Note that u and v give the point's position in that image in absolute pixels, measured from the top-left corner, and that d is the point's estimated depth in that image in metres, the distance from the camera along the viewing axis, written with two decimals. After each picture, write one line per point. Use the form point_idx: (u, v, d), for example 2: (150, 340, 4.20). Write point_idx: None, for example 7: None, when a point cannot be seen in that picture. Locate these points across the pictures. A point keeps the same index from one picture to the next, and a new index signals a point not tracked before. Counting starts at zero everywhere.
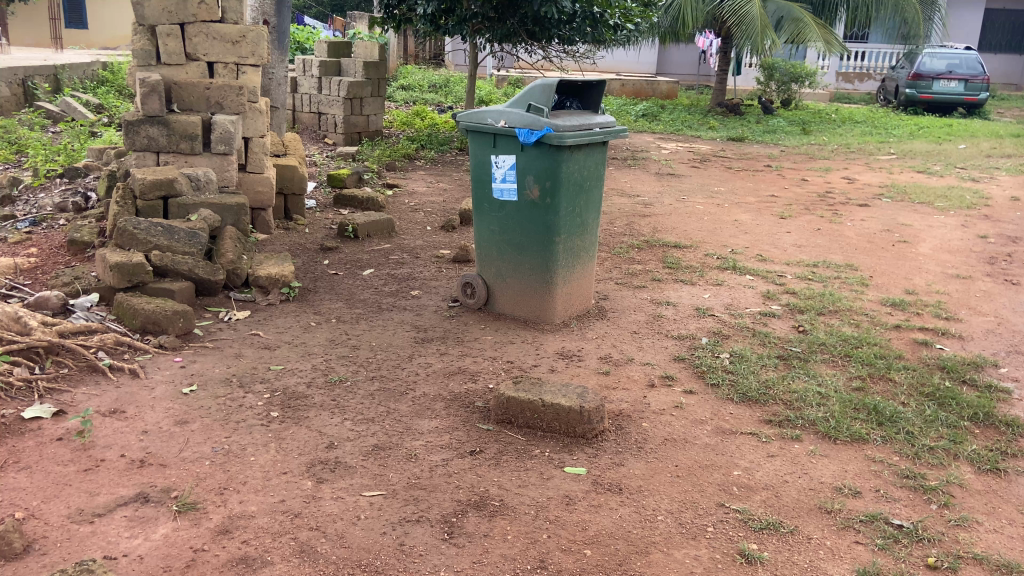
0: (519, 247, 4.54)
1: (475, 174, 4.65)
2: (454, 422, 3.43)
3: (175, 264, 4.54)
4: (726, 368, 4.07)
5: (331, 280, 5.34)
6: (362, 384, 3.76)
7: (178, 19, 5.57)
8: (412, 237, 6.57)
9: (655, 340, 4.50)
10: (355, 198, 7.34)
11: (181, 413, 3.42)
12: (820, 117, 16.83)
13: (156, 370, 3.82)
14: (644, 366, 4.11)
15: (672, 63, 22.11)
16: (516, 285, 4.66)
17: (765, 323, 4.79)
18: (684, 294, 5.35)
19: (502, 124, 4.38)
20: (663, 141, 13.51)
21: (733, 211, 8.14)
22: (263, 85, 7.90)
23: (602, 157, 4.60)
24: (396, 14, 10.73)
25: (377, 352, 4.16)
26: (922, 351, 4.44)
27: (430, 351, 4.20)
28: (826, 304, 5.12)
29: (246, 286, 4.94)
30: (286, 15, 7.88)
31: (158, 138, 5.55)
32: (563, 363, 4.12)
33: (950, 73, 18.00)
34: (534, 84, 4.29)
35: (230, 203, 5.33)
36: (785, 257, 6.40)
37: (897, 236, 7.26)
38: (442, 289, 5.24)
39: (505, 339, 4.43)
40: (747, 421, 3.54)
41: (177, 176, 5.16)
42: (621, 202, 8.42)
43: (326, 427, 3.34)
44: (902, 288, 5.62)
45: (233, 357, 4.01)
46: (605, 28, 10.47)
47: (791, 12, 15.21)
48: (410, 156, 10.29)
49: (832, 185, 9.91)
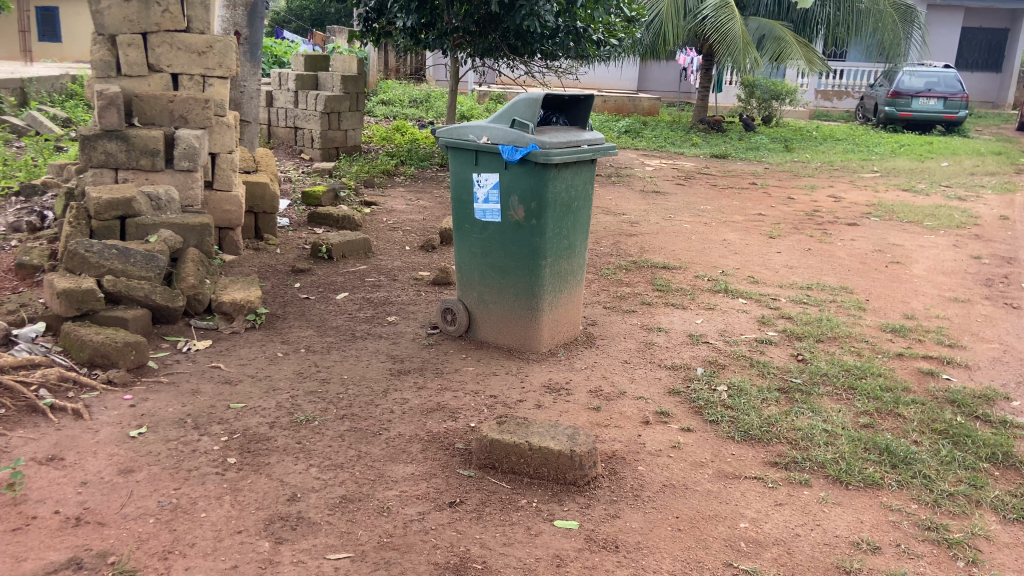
0: (503, 271, 4.25)
1: (455, 194, 4.36)
2: (431, 467, 3.12)
3: (130, 289, 4.18)
4: (726, 403, 3.79)
5: (302, 306, 5.00)
6: (331, 424, 3.42)
7: (140, 29, 5.26)
8: (389, 257, 6.26)
9: (647, 370, 4.22)
10: (331, 216, 7.01)
11: (127, 461, 3.07)
12: (802, 135, 16.80)
13: (102, 410, 3.45)
14: (637, 401, 3.82)
15: (654, 80, 22.05)
16: (500, 311, 4.36)
17: (762, 351, 4.53)
18: (676, 319, 5.08)
19: (484, 140, 4.11)
20: (647, 158, 13.32)
21: (721, 230, 7.93)
22: (234, 98, 7.59)
23: (590, 176, 4.33)
24: (375, 27, 10.46)
25: (349, 386, 3.83)
26: (928, 382, 4.21)
27: (406, 385, 3.87)
28: (824, 331, 4.88)
29: (208, 312, 4.59)
30: (258, 26, 7.58)
31: (117, 154, 5.16)
32: (550, 397, 3.82)
33: (929, 91, 18.17)
34: (518, 98, 4.02)
35: (193, 223, 4.96)
36: (777, 279, 6.17)
37: (889, 256, 7.08)
38: (421, 315, 4.92)
39: (488, 370, 4.12)
40: (750, 463, 3.26)
41: (135, 195, 4.80)
42: (607, 220, 8.18)
43: (288, 476, 3.00)
44: (901, 313, 5.40)
45: (189, 393, 3.65)
46: (589, 43, 10.25)
47: (773, 30, 15.13)
48: (389, 172, 10.00)
49: (820, 203, 9.74)
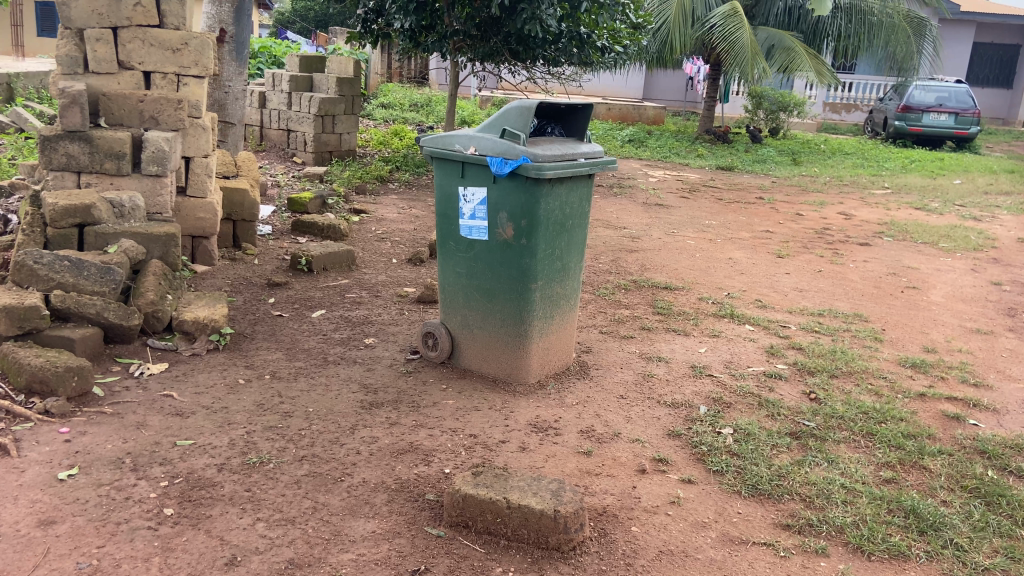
0: (489, 294, 3.88)
1: (440, 209, 4.00)
2: (395, 524, 2.73)
3: (81, 306, 3.82)
4: (732, 450, 3.41)
5: (273, 324, 4.63)
6: (288, 468, 3.04)
7: (110, 23, 4.92)
8: (374, 271, 5.90)
9: (645, 408, 3.84)
10: (315, 225, 6.64)
11: (49, 510, 2.68)
12: (810, 148, 16.46)
13: (32, 446, 3.06)
14: (632, 445, 3.44)
15: (660, 88, 21.67)
16: (485, 338, 3.99)
17: (771, 388, 4.16)
18: (677, 347, 4.72)
19: (471, 151, 3.75)
20: (651, 169, 12.96)
21: (727, 247, 7.56)
22: (218, 99, 7.27)
23: (587, 192, 3.96)
24: (374, 29, 10.09)
25: (314, 421, 3.44)
26: (954, 428, 3.85)
27: (377, 420, 3.49)
28: (838, 365, 4.52)
29: (169, 332, 4.22)
30: (246, 25, 7.25)
31: (80, 156, 4.78)
32: (536, 438, 3.44)
33: (940, 106, 17.79)
34: (509, 105, 3.67)
35: (158, 232, 4.59)
36: (786, 303, 5.81)
37: (904, 280, 6.72)
38: (401, 337, 4.54)
39: (469, 404, 3.74)
40: (759, 525, 2.88)
41: (96, 201, 4.44)
42: (607, 234, 7.82)
43: (231, 533, 2.63)
44: (920, 346, 5.05)
45: (134, 427, 3.27)
46: (593, 49, 9.84)
47: (783, 40, 14.77)
48: (383, 178, 9.64)
49: (830, 221, 9.37)
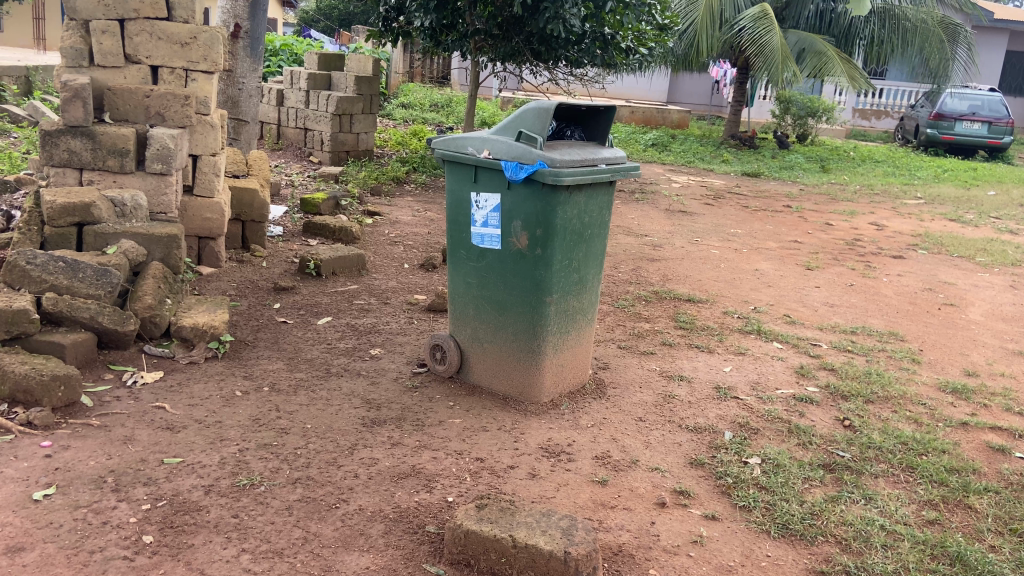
0: (501, 306, 3.65)
1: (451, 215, 3.77)
2: (391, 560, 2.51)
3: (73, 309, 3.64)
4: (760, 484, 3.15)
5: (276, 331, 4.44)
6: (280, 492, 2.83)
7: (116, 15, 4.76)
8: (385, 276, 5.70)
9: (666, 432, 3.58)
10: (327, 227, 6.46)
11: (19, 535, 2.49)
12: (838, 155, 16.05)
13: (10, 462, 2.88)
14: (652, 474, 3.19)
15: (685, 92, 21.34)
16: (496, 353, 3.75)
17: (801, 413, 3.89)
18: (699, 365, 4.46)
19: (484, 154, 3.52)
20: (675, 174, 12.66)
21: (753, 258, 7.28)
22: (231, 96, 7.12)
23: (607, 201, 3.72)
24: (395, 27, 9.89)
25: (311, 439, 3.23)
26: (1000, 462, 3.55)
27: (379, 440, 3.27)
28: (874, 389, 4.24)
29: (167, 338, 4.04)
30: (262, 20, 7.09)
31: (82, 152, 4.62)
32: (547, 463, 3.21)
33: (973, 114, 17.33)
34: (526, 107, 3.44)
35: (159, 233, 4.41)
36: (816, 319, 5.53)
37: (941, 297, 6.40)
38: (409, 348, 4.32)
39: (478, 424, 3.51)
40: (790, 571, 2.62)
41: (96, 199, 4.27)
42: (628, 242, 7.57)
43: (213, 565, 2.41)
44: (960, 369, 4.75)
45: (120, 442, 3.08)
46: (617, 51, 9.58)
47: (814, 45, 14.40)
48: (399, 180, 9.45)
49: (860, 232, 9.03)
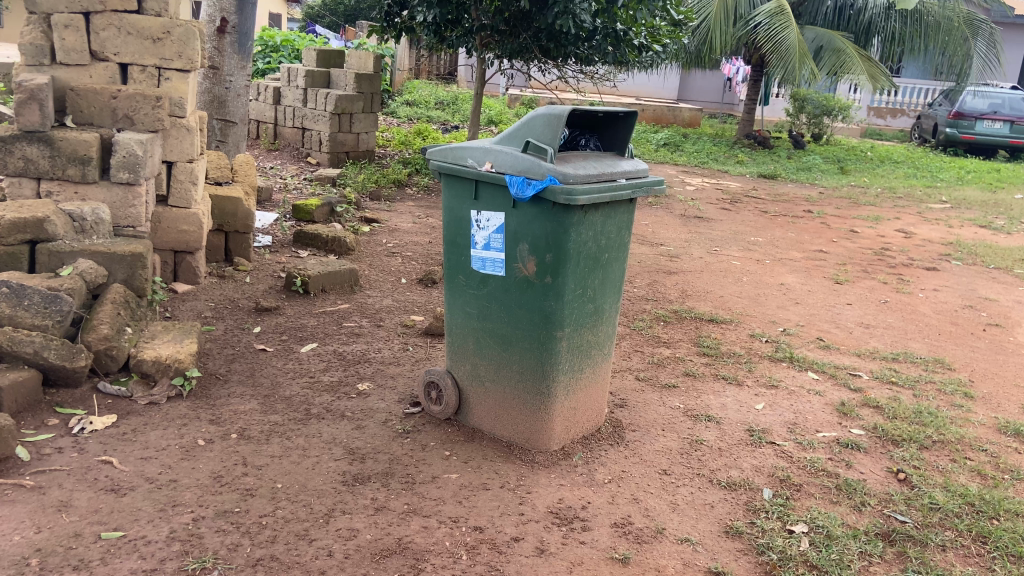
0: (505, 341, 3.16)
1: (448, 236, 3.28)
2: None
3: (15, 343, 3.19)
4: (810, 561, 2.65)
5: (254, 362, 3.97)
6: None
7: (80, 7, 4.30)
8: (378, 293, 5.21)
9: (695, 490, 3.09)
10: (319, 237, 5.98)
11: None
12: (856, 155, 15.51)
13: None
14: (681, 548, 2.70)
15: (696, 89, 20.80)
16: (499, 394, 3.27)
17: (849, 464, 3.39)
18: (727, 401, 3.97)
19: (486, 167, 3.04)
20: (688, 176, 12.16)
21: (777, 270, 6.77)
22: (218, 96, 6.64)
23: (627, 219, 3.22)
24: (397, 23, 9.36)
25: (281, 504, 2.75)
26: None
27: (362, 504, 2.79)
28: (927, 432, 3.73)
29: (127, 372, 3.58)
30: (250, 15, 6.61)
31: (40, 160, 4.15)
32: (559, 532, 2.73)
33: (994, 113, 16.71)
34: (535, 112, 2.97)
35: (122, 251, 3.93)
36: (852, 343, 5.03)
37: (984, 316, 5.87)
38: (402, 382, 3.84)
39: (477, 480, 3.02)
40: None
41: (50, 214, 3.81)
42: (642, 252, 7.07)
43: None
44: (1019, 405, 4.23)
45: (54, 510, 2.61)
46: (630, 48, 9.02)
47: (832, 41, 13.82)
48: (400, 182, 8.98)
49: (887, 240, 8.49)
